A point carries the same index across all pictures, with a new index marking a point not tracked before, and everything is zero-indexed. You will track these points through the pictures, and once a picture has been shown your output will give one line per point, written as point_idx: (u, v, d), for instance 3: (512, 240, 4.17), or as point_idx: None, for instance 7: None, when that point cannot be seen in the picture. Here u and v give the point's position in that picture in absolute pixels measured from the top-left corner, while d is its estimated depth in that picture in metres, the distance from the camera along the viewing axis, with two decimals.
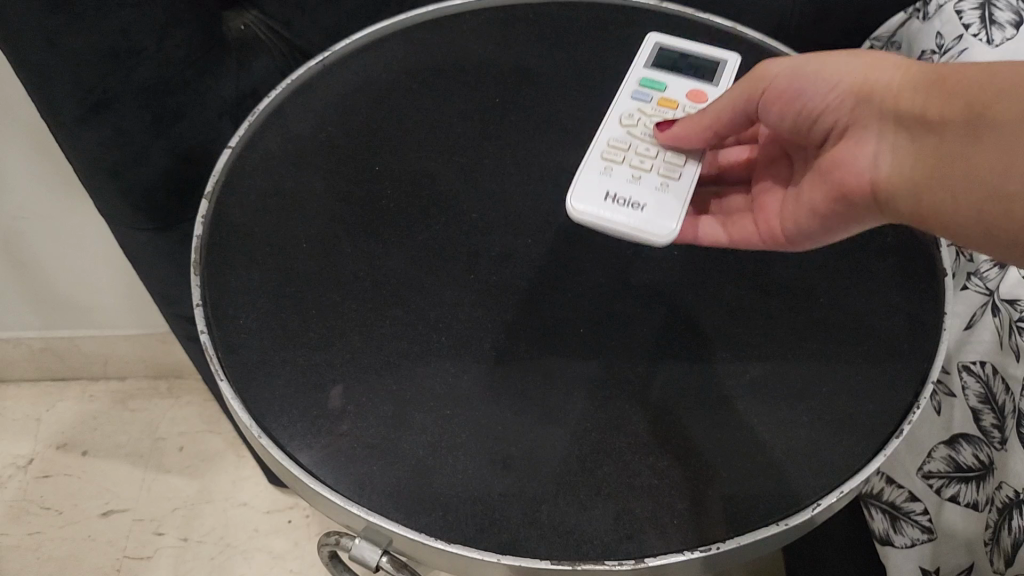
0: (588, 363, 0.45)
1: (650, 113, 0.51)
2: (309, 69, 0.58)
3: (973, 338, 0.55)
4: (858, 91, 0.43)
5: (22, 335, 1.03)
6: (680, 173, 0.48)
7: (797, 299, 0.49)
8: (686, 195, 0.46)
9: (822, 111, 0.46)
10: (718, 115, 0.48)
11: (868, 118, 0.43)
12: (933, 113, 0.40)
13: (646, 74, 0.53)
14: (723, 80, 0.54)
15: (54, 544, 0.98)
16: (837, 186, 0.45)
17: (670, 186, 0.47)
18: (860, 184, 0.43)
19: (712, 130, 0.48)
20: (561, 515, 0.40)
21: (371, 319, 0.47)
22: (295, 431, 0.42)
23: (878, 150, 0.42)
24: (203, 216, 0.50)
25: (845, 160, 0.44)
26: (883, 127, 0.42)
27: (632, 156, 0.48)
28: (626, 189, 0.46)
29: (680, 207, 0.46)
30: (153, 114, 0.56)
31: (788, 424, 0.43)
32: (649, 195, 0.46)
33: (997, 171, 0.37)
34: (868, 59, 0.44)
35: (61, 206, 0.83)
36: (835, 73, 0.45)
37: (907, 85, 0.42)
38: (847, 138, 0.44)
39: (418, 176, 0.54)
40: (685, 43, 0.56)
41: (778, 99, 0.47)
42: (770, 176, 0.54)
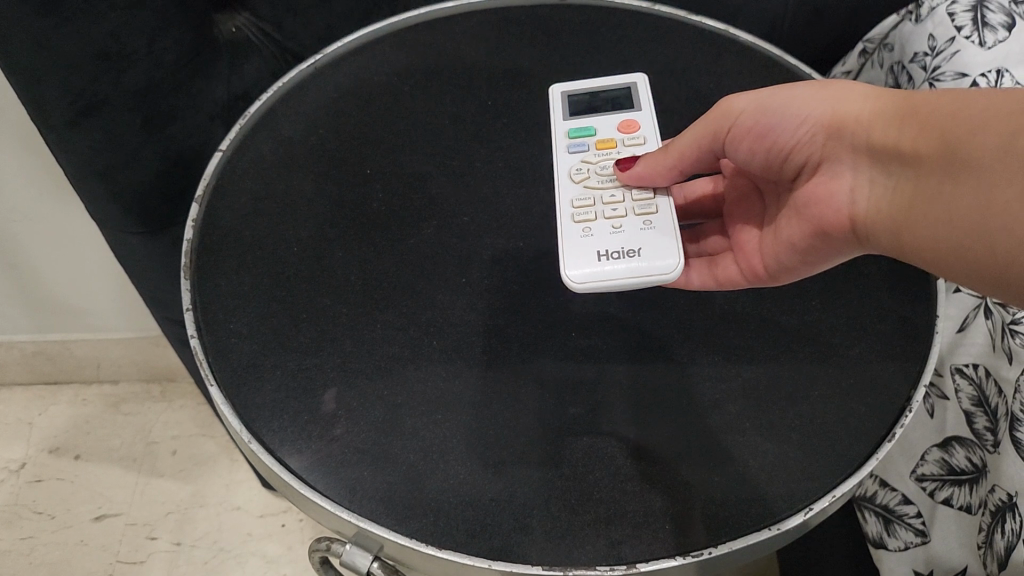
0: (581, 367, 0.45)
1: (596, 160, 0.50)
2: (300, 72, 0.58)
3: (966, 340, 0.55)
4: (828, 123, 0.44)
5: (15, 339, 1.03)
6: (656, 207, 0.47)
7: (789, 303, 0.49)
8: (671, 228, 0.46)
9: (794, 146, 0.46)
10: (681, 149, 0.47)
11: (843, 150, 0.44)
12: (905, 147, 0.40)
13: (569, 126, 0.52)
14: (643, 100, 0.53)
15: (47, 548, 0.97)
16: (820, 221, 0.46)
17: (654, 223, 0.46)
18: (844, 218, 0.44)
19: (676, 167, 0.48)
20: (553, 521, 0.40)
21: (363, 323, 0.46)
22: (286, 437, 0.42)
23: (860, 183, 0.43)
24: (193, 220, 0.50)
25: (827, 195, 0.45)
26: (862, 160, 0.43)
27: (602, 208, 0.47)
28: (613, 241, 0.46)
29: (675, 238, 0.46)
30: (143, 117, 0.56)
31: (781, 428, 0.43)
32: (637, 241, 0.46)
33: (964, 214, 0.37)
34: (831, 90, 0.45)
35: (52, 209, 0.82)
36: (803, 107, 0.45)
37: (878, 115, 0.42)
38: (825, 173, 0.45)
39: (410, 179, 0.53)
40: (586, 80, 0.54)
41: (746, 135, 0.48)
42: (744, 214, 0.54)
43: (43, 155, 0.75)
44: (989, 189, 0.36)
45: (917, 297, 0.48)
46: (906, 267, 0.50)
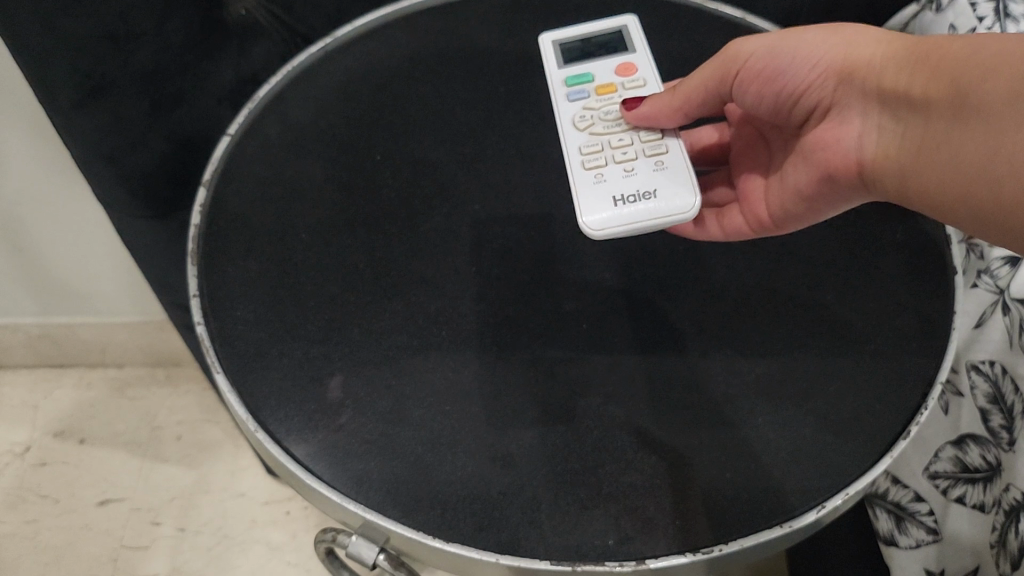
0: (593, 358, 0.45)
1: (597, 107, 0.49)
2: (310, 56, 0.58)
3: (982, 337, 0.54)
4: (840, 68, 0.44)
5: (20, 321, 1.03)
6: (666, 148, 0.47)
7: (804, 294, 0.48)
8: (683, 167, 0.46)
9: (804, 91, 0.46)
10: (689, 92, 0.47)
11: (854, 95, 0.44)
12: (916, 94, 0.40)
13: (564, 73, 0.51)
14: (637, 43, 0.53)
15: (51, 532, 0.97)
16: (829, 165, 0.46)
17: (666, 164, 0.46)
18: (853, 163, 0.45)
19: (682, 110, 0.47)
20: (562, 515, 0.39)
21: (372, 312, 0.46)
22: (292, 426, 0.41)
23: (870, 128, 0.44)
24: (201, 204, 0.49)
25: (836, 140, 0.45)
26: (873, 106, 0.43)
27: (612, 153, 0.47)
28: (627, 185, 0.45)
29: (689, 178, 0.45)
30: (151, 99, 0.56)
31: (794, 422, 0.42)
32: (652, 183, 0.45)
33: (973, 158, 0.37)
34: (844, 33, 0.45)
35: (58, 190, 0.82)
36: (815, 53, 0.45)
37: (889, 61, 0.42)
38: (837, 119, 0.45)
39: (421, 164, 0.53)
40: (574, 28, 0.54)
41: (754, 79, 0.48)
42: (750, 163, 0.55)
43: (48, 136, 0.74)
44: (1000, 138, 0.36)
45: (935, 291, 0.47)
46: (922, 262, 0.49)
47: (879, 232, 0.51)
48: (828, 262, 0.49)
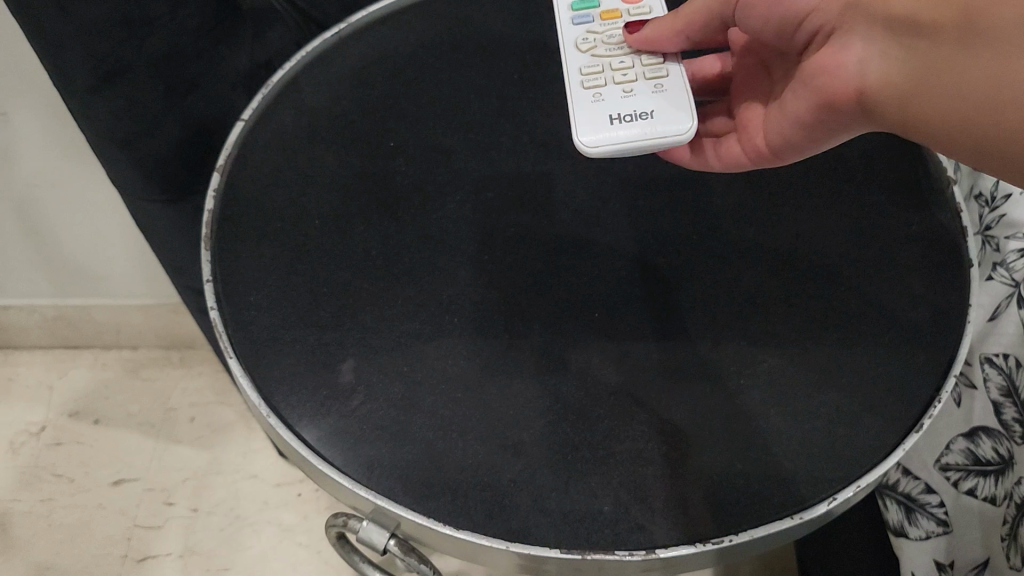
0: (602, 345, 0.45)
1: (601, 31, 0.51)
2: (324, 41, 0.58)
3: (997, 330, 0.53)
4: None
5: (36, 302, 1.04)
6: (666, 72, 0.48)
7: (818, 284, 0.47)
8: (682, 90, 0.47)
9: (809, 13, 0.47)
10: (689, 16, 0.49)
11: (857, 20, 0.44)
12: (920, 18, 0.40)
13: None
14: None
15: (66, 510, 0.98)
16: (825, 93, 0.46)
17: (664, 87, 0.47)
18: (848, 90, 0.45)
19: (683, 34, 0.49)
20: (571, 503, 0.39)
21: (383, 299, 0.46)
22: (304, 410, 0.42)
23: (871, 51, 0.43)
24: (215, 189, 0.49)
25: (835, 66, 0.45)
26: (872, 31, 0.43)
27: (612, 74, 0.48)
28: (624, 105, 0.47)
29: (686, 101, 0.47)
30: (166, 84, 0.56)
31: (804, 414, 0.42)
32: (648, 104, 0.47)
33: (972, 85, 0.38)
34: None
35: (73, 172, 0.82)
36: None
37: None
38: (836, 43, 0.45)
39: (434, 151, 0.53)
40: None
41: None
42: (751, 92, 0.55)
43: (64, 119, 0.75)
44: (1006, 64, 0.37)
45: (950, 284, 0.47)
46: (937, 254, 0.49)
47: (896, 221, 0.50)
48: (842, 250, 0.49)
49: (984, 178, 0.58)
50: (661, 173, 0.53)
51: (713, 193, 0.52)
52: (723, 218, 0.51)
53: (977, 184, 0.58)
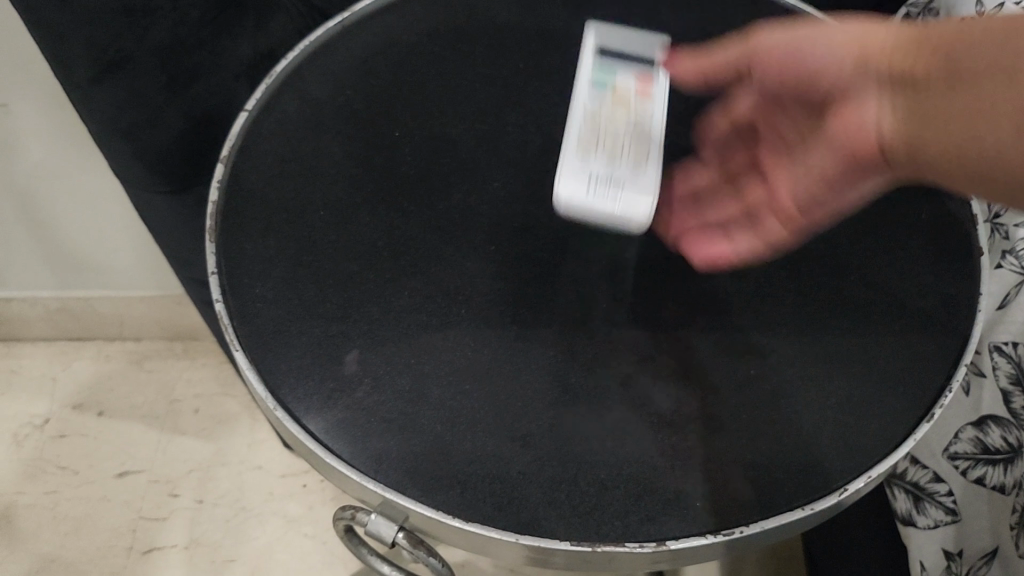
0: (610, 335, 0.44)
1: (609, 82, 0.51)
2: (327, 29, 0.57)
3: (1006, 317, 0.53)
4: (859, 54, 0.42)
5: (40, 294, 1.04)
6: (649, 158, 0.48)
7: (826, 274, 0.47)
8: (651, 179, 0.47)
9: (823, 72, 0.44)
10: (714, 62, 0.49)
11: (870, 81, 0.42)
12: (920, 76, 0.40)
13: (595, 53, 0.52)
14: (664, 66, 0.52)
15: (71, 502, 0.98)
16: (849, 149, 0.43)
17: (640, 169, 0.47)
18: (873, 145, 0.42)
19: (706, 71, 0.50)
20: (581, 496, 0.39)
21: (389, 290, 0.46)
22: (311, 402, 0.41)
23: (884, 109, 0.41)
24: (219, 180, 0.49)
25: (855, 122, 0.42)
26: (886, 88, 0.41)
27: (605, 121, 0.49)
28: (603, 147, 0.48)
29: (651, 196, 0.47)
30: (168, 74, 0.56)
31: (814, 405, 0.42)
32: (624, 167, 0.47)
33: (987, 137, 0.36)
34: (865, 25, 0.43)
35: (77, 162, 0.82)
36: (834, 31, 0.44)
37: (900, 48, 0.41)
38: (851, 105, 0.43)
39: (440, 141, 0.52)
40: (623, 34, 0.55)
41: (773, 59, 0.46)
42: (774, 152, 0.51)
43: (66, 107, 0.75)
44: (992, 114, 0.36)
45: (960, 272, 0.47)
46: (947, 243, 0.48)
47: (904, 211, 0.50)
48: (850, 241, 0.49)
49: None
50: (669, 162, 0.53)
51: (721, 183, 0.52)
52: (731, 208, 0.50)
53: None
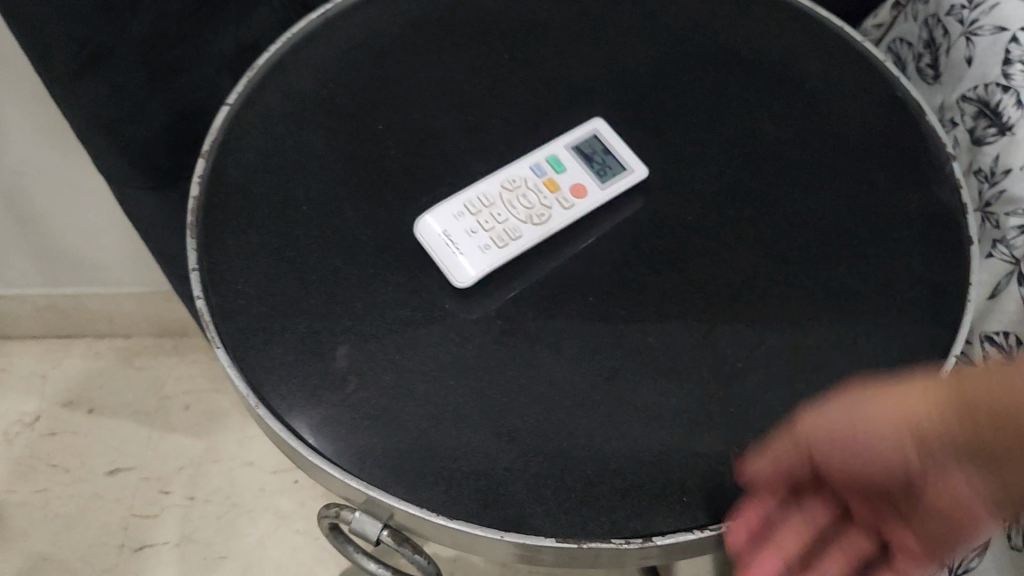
0: (597, 329, 0.44)
1: (530, 188, 0.48)
2: (310, 21, 0.56)
3: (997, 308, 0.52)
4: (919, 445, 0.34)
5: (27, 292, 1.03)
6: (505, 248, 0.46)
7: (816, 264, 0.47)
8: (483, 266, 0.45)
9: (887, 476, 0.36)
10: (777, 473, 0.38)
11: (941, 457, 0.34)
12: (999, 449, 0.32)
13: (557, 151, 0.50)
14: (612, 189, 0.49)
15: (62, 501, 0.97)
16: (958, 520, 0.36)
17: (488, 255, 0.45)
18: (975, 518, 0.35)
19: (785, 552, 0.39)
20: (567, 493, 0.38)
21: (373, 285, 0.45)
22: (295, 399, 0.41)
23: (974, 480, 0.34)
24: (200, 175, 0.49)
25: (950, 494, 0.35)
26: (964, 458, 0.33)
27: (496, 208, 0.47)
28: (467, 223, 0.46)
29: (475, 272, 0.45)
30: (149, 68, 0.55)
31: (803, 398, 0.42)
32: (472, 247, 0.45)
33: None
34: (891, 393, 0.35)
35: (61, 154, 0.82)
36: (881, 427, 0.34)
37: (950, 409, 0.33)
38: (935, 483, 0.35)
39: (425, 133, 0.52)
40: (622, 141, 0.51)
41: (838, 472, 0.37)
42: (868, 518, 0.40)
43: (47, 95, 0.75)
44: None
45: (949, 263, 0.47)
46: (936, 233, 0.48)
47: (895, 201, 0.50)
48: (840, 231, 0.48)
49: (982, 153, 0.57)
50: (658, 151, 0.52)
51: (709, 173, 0.51)
52: (719, 199, 0.50)
53: (975, 159, 0.57)
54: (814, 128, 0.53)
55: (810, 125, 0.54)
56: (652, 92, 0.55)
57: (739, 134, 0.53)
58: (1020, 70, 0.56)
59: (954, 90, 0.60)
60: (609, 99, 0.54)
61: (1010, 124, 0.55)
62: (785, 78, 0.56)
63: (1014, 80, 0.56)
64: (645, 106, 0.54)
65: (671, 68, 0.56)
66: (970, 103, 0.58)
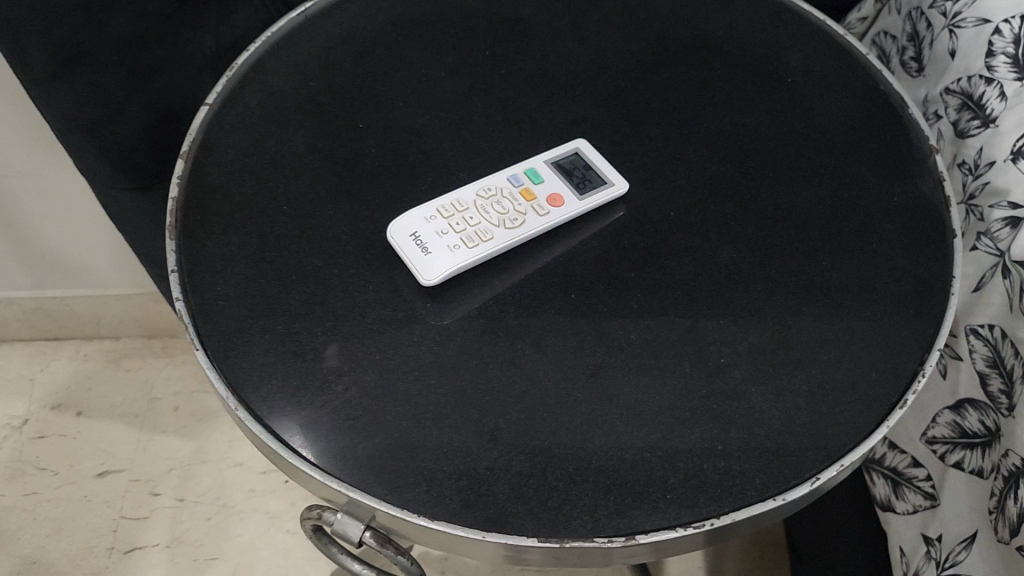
0: (579, 326, 0.43)
1: (503, 196, 0.47)
2: (290, 20, 0.56)
3: (982, 300, 0.52)
4: None
5: (13, 295, 1.03)
6: (474, 248, 0.45)
7: (799, 258, 0.47)
8: (452, 265, 0.44)
9: None
10: None
11: None
12: None
13: (535, 164, 0.49)
14: (590, 200, 0.48)
15: (50, 505, 0.96)
16: None
17: (458, 253, 0.44)
18: None
19: None
20: (550, 491, 0.38)
21: (353, 284, 0.45)
22: (275, 400, 0.40)
23: None
24: (179, 175, 0.48)
25: None
26: None
27: (468, 211, 0.46)
28: (438, 224, 0.45)
29: (440, 271, 0.44)
30: (128, 69, 0.55)
31: (787, 393, 0.41)
32: (441, 246, 0.45)
33: None
34: None
35: (44, 151, 0.82)
36: None
37: None
38: None
39: (405, 131, 0.51)
40: (603, 158, 0.50)
41: None
42: None
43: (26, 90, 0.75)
44: None
45: (932, 255, 0.47)
46: (919, 226, 0.48)
47: (876, 194, 0.49)
48: (822, 225, 0.48)
49: (966, 146, 0.57)
50: (640, 147, 0.52)
51: (692, 168, 0.51)
52: (701, 194, 0.50)
53: (959, 152, 0.57)
54: (795, 123, 0.53)
55: (792, 119, 0.54)
56: (633, 88, 0.55)
57: (721, 129, 0.53)
58: (1003, 62, 0.55)
59: (937, 83, 0.60)
60: (590, 96, 0.54)
61: (994, 117, 0.55)
62: (766, 73, 0.56)
63: (997, 72, 0.55)
64: (627, 102, 0.54)
65: (651, 65, 0.56)
66: (954, 96, 0.58)
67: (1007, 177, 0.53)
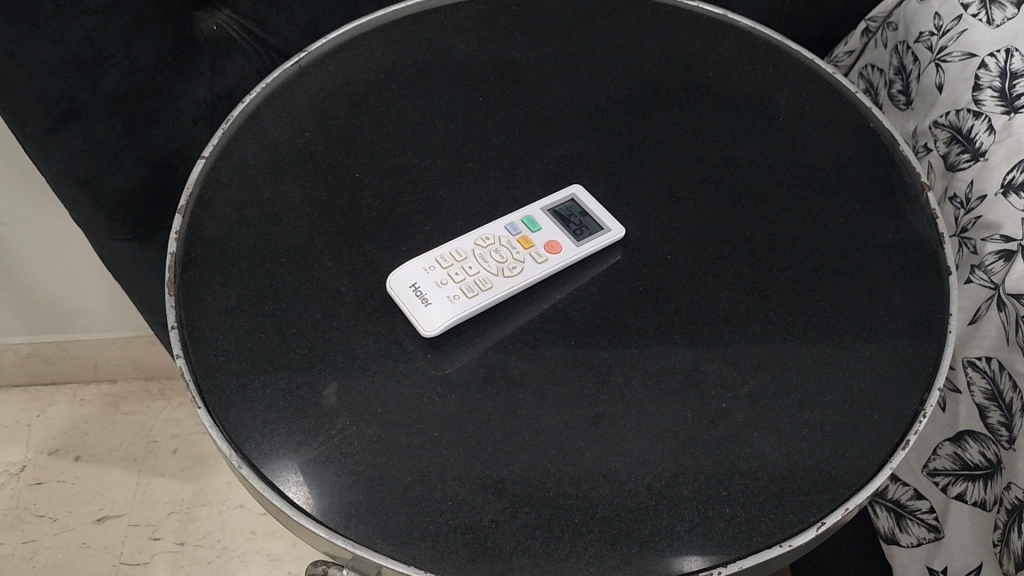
0: (580, 374, 0.44)
1: (500, 245, 0.47)
2: (285, 70, 0.57)
3: (979, 332, 0.53)
4: None
5: (10, 340, 1.03)
6: (476, 297, 0.45)
7: (796, 298, 0.47)
8: (454, 315, 0.44)
9: None
10: None
11: None
12: None
13: (533, 212, 0.49)
14: (588, 247, 0.48)
15: (49, 552, 0.96)
16: None
17: (459, 304, 0.45)
18: None
19: None
20: (555, 542, 0.38)
21: (353, 337, 0.45)
22: (279, 457, 0.40)
23: None
24: (177, 230, 0.48)
25: None
26: None
27: (466, 262, 0.46)
28: (436, 276, 0.45)
29: (444, 321, 0.44)
30: (124, 122, 0.55)
31: (789, 435, 0.42)
32: (442, 297, 0.45)
33: None
34: None
35: (46, 196, 0.83)
36: None
37: None
38: None
39: (401, 180, 0.52)
40: (598, 204, 0.51)
41: None
42: None
43: None
44: None
45: (927, 293, 0.47)
46: (913, 263, 0.48)
47: (870, 232, 0.50)
48: (818, 264, 0.49)
49: (958, 179, 0.57)
50: (634, 190, 0.52)
51: (686, 210, 0.51)
52: (697, 235, 0.50)
53: (951, 185, 0.57)
54: (787, 162, 0.54)
55: (784, 159, 0.54)
56: (626, 130, 0.56)
57: (714, 169, 0.54)
58: (990, 96, 0.56)
59: (926, 116, 0.61)
60: (584, 139, 0.55)
61: (984, 150, 0.55)
62: (757, 112, 0.57)
63: (985, 105, 0.56)
64: (620, 144, 0.55)
65: (643, 106, 0.57)
66: (943, 129, 0.59)
67: (999, 211, 0.53)
